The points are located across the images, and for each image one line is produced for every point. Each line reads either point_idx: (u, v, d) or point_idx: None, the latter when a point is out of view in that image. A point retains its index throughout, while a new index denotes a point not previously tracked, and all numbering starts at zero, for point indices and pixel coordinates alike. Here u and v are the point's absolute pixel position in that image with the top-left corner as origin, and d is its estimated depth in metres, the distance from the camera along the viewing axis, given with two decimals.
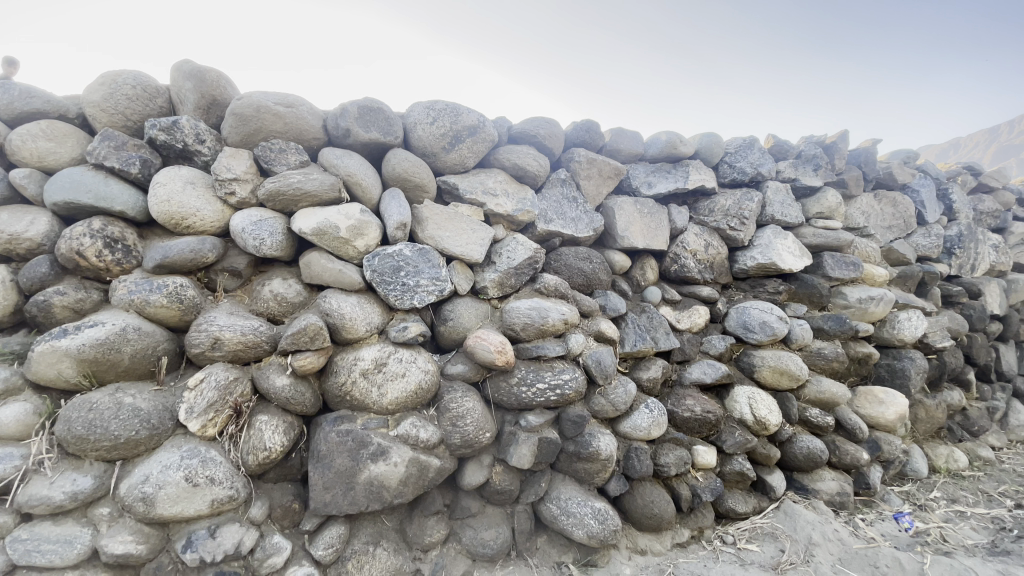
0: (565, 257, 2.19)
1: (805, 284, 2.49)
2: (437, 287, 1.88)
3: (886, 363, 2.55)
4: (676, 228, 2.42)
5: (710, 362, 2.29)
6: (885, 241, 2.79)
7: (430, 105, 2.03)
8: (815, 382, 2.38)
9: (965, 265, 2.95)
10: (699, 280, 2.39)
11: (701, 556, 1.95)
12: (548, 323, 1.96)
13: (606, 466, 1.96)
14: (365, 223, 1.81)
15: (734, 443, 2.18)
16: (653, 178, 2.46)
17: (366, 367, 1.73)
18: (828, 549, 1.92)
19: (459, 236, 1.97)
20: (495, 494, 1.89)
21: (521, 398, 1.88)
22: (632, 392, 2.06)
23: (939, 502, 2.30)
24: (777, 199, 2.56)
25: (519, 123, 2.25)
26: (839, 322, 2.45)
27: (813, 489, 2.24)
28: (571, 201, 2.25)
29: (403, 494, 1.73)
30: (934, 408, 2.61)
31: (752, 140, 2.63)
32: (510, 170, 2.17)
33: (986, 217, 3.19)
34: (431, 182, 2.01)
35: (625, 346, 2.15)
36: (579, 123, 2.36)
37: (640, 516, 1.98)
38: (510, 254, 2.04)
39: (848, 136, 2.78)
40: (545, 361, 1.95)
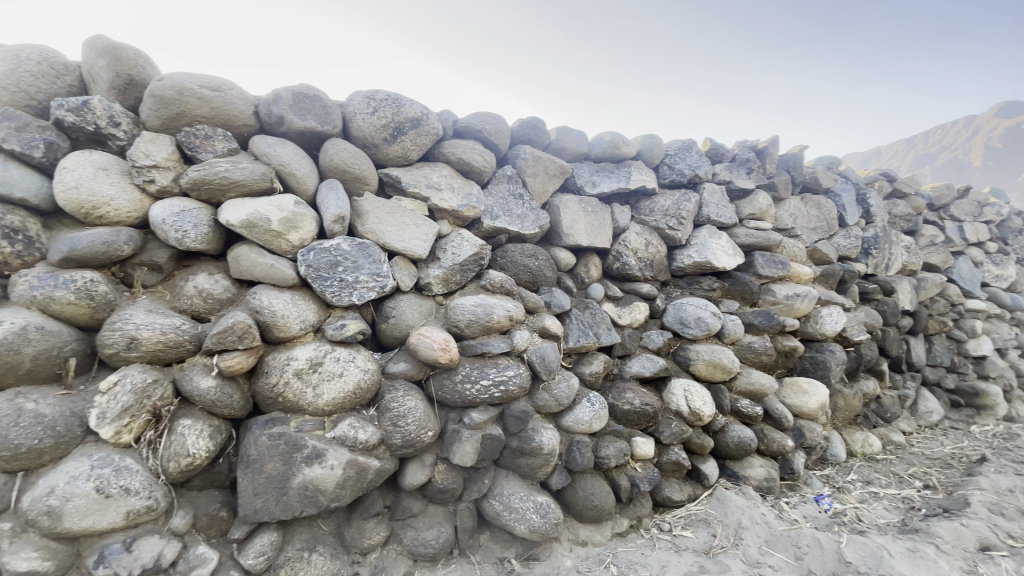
0: (511, 254, 2.18)
1: (737, 282, 2.62)
2: (378, 283, 1.82)
3: (810, 356, 2.73)
4: (619, 227, 2.48)
5: (649, 356, 2.36)
6: (811, 241, 2.97)
7: (370, 95, 1.96)
8: (746, 374, 2.51)
9: (881, 264, 3.19)
10: (640, 278, 2.46)
11: (639, 545, 2.01)
12: (493, 320, 1.94)
13: (548, 460, 1.98)
14: (299, 215, 1.74)
15: (670, 434, 2.26)
16: (597, 177, 2.50)
17: (300, 367, 1.65)
18: (756, 533, 2.02)
19: (400, 230, 1.92)
20: (437, 493, 1.86)
21: (465, 395, 1.86)
22: (575, 387, 2.09)
23: (855, 484, 2.48)
24: (713, 201, 2.67)
25: (464, 117, 2.21)
26: (768, 318, 2.58)
27: (743, 476, 2.36)
28: (517, 198, 2.24)
29: (340, 498, 1.67)
30: (851, 396, 2.82)
31: (691, 143, 2.73)
32: (455, 164, 2.13)
33: (899, 220, 3.46)
34: (372, 174, 1.94)
35: (569, 341, 2.17)
36: (525, 120, 2.36)
37: (581, 507, 2.02)
38: (455, 249, 2.01)
39: (779, 142, 2.94)
40: (489, 358, 1.94)
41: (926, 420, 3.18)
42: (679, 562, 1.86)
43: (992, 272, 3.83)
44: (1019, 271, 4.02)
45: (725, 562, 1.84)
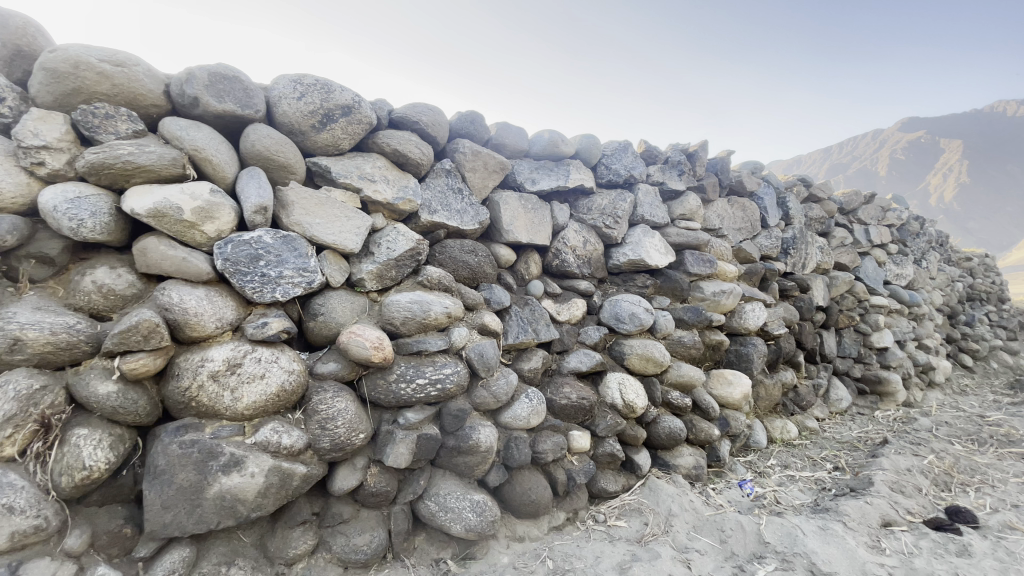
0: (449, 249, 2.13)
1: (669, 279, 2.73)
2: (305, 279, 1.72)
3: (735, 349, 2.89)
4: (557, 224, 2.50)
5: (586, 351, 2.40)
6: (736, 241, 3.13)
7: (296, 79, 1.86)
8: (677, 367, 2.61)
9: (798, 263, 3.43)
10: (577, 275, 2.49)
11: (574, 537, 2.03)
12: (430, 317, 1.89)
13: (485, 458, 1.96)
14: (215, 205, 1.61)
15: (605, 426, 2.31)
16: (537, 175, 2.49)
17: (217, 369, 1.53)
18: (685, 519, 2.10)
19: (330, 223, 1.83)
20: (370, 497, 1.78)
21: (399, 395, 1.80)
22: (513, 383, 2.08)
23: (775, 469, 2.65)
24: (647, 201, 2.76)
25: (400, 107, 2.13)
26: (696, 314, 2.72)
27: (674, 464, 2.46)
28: (456, 192, 2.18)
29: (262, 507, 1.57)
30: (771, 386, 3.01)
31: (626, 143, 2.80)
32: (390, 155, 2.04)
33: (815, 223, 3.73)
34: (299, 163, 1.84)
35: (508, 338, 2.16)
36: (464, 113, 2.31)
37: (518, 503, 2.02)
38: (390, 244, 1.93)
39: (708, 146, 3.08)
40: (425, 356, 1.89)
41: (837, 407, 3.46)
42: (613, 552, 1.90)
43: (894, 271, 4.22)
44: (915, 270, 4.45)
45: (656, 549, 1.90)
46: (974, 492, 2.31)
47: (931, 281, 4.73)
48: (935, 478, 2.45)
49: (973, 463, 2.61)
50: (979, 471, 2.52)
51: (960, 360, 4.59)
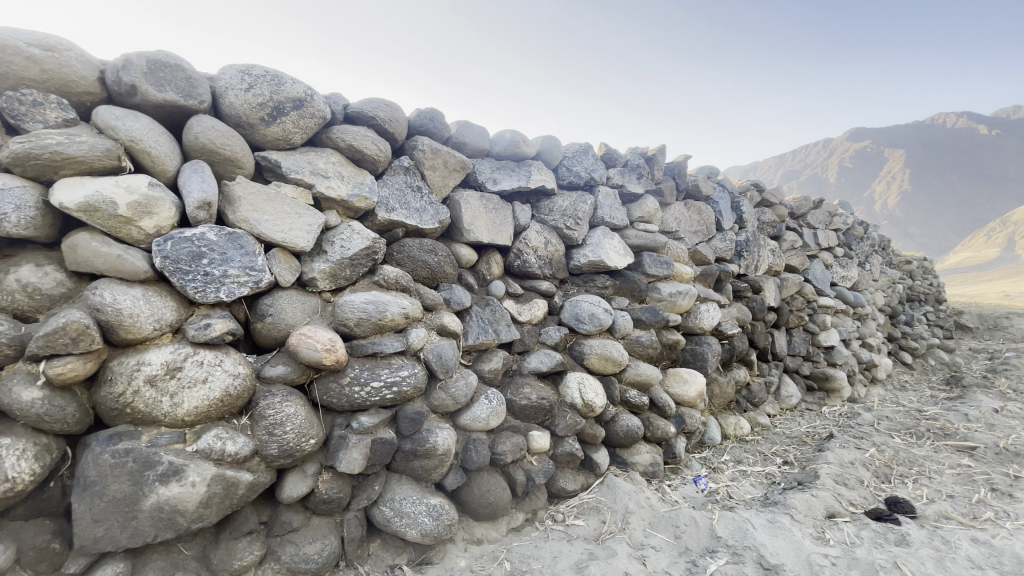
0: (407, 249, 2.08)
1: (627, 280, 2.79)
2: (252, 278, 1.65)
3: (691, 348, 2.96)
4: (519, 225, 2.49)
5: (546, 352, 2.41)
6: (693, 243, 3.22)
7: (244, 69, 1.79)
8: (635, 366, 2.66)
9: (752, 265, 3.55)
10: (538, 275, 2.50)
11: (533, 537, 2.02)
12: (386, 318, 1.85)
13: (443, 461, 1.93)
14: (154, 200, 1.52)
15: (565, 426, 2.32)
16: (498, 175, 2.47)
17: (154, 373, 1.45)
18: (641, 516, 2.14)
19: (280, 219, 1.76)
20: (321, 504, 1.71)
21: (353, 398, 1.75)
22: (472, 384, 2.06)
23: (728, 464, 2.73)
24: (606, 203, 2.79)
25: (356, 102, 2.07)
26: (653, 314, 2.78)
27: (631, 462, 2.50)
28: (415, 190, 2.14)
29: (204, 518, 1.49)
30: (725, 384, 3.11)
31: (587, 146, 2.83)
32: (345, 151, 1.99)
33: (767, 226, 3.87)
34: (247, 157, 1.76)
35: (468, 339, 2.14)
36: (423, 110, 2.26)
37: (476, 506, 2.00)
38: (344, 242, 1.88)
39: (665, 150, 3.15)
40: (381, 358, 1.84)
41: (787, 403, 3.60)
42: (571, 551, 1.90)
43: (840, 273, 4.43)
44: (860, 273, 4.68)
45: (613, 546, 1.92)
46: (911, 483, 2.44)
47: (874, 283, 5.00)
48: (875, 470, 2.59)
49: (910, 455, 2.76)
50: (915, 462, 2.67)
51: (900, 358, 4.87)
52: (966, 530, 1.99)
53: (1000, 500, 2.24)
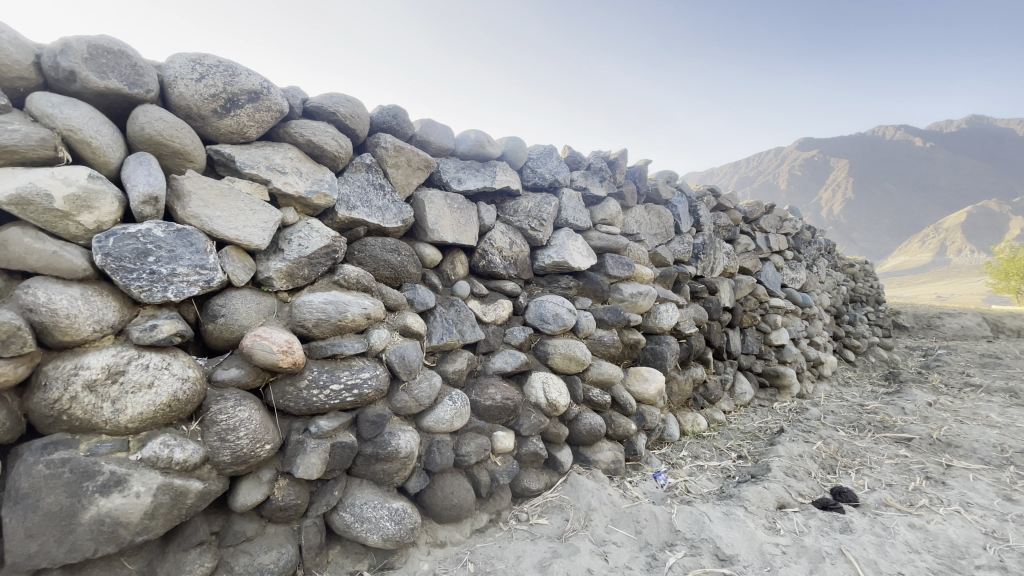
0: (369, 248, 2.04)
1: (591, 280, 2.83)
2: (202, 277, 1.57)
3: (651, 347, 3.03)
4: (484, 225, 2.48)
5: (511, 352, 2.41)
6: (654, 246, 3.30)
7: (195, 58, 1.71)
8: (597, 365, 2.70)
9: (709, 267, 3.67)
10: (503, 276, 2.49)
11: (497, 538, 2.01)
12: (346, 319, 1.81)
13: (406, 464, 1.89)
14: (95, 193, 1.43)
15: (529, 426, 2.33)
16: (463, 175, 2.44)
17: (94, 378, 1.36)
18: (603, 513, 2.17)
19: (233, 216, 1.69)
20: (277, 512, 1.65)
21: (311, 401, 1.70)
22: (436, 385, 2.04)
23: (686, 460, 2.81)
24: (570, 205, 2.83)
25: (315, 97, 2.01)
26: (615, 314, 2.83)
27: (594, 460, 2.53)
28: (377, 188, 2.09)
29: (149, 530, 1.40)
30: (683, 382, 3.20)
31: (551, 148, 2.85)
32: (304, 147, 1.92)
33: (723, 230, 4.01)
34: (198, 150, 1.68)
35: (432, 340, 2.11)
36: (386, 107, 2.22)
37: (439, 508, 1.97)
38: (302, 240, 1.82)
39: (627, 154, 3.21)
40: (341, 360, 1.80)
41: (741, 400, 3.74)
42: (534, 550, 1.91)
43: (790, 275, 4.64)
44: (808, 275, 4.92)
45: (576, 544, 1.94)
46: (854, 474, 2.59)
47: (821, 285, 5.26)
48: (822, 462, 2.72)
49: (853, 447, 2.93)
50: (858, 454, 2.83)
51: (844, 355, 5.15)
52: (904, 516, 2.12)
53: (933, 487, 2.40)
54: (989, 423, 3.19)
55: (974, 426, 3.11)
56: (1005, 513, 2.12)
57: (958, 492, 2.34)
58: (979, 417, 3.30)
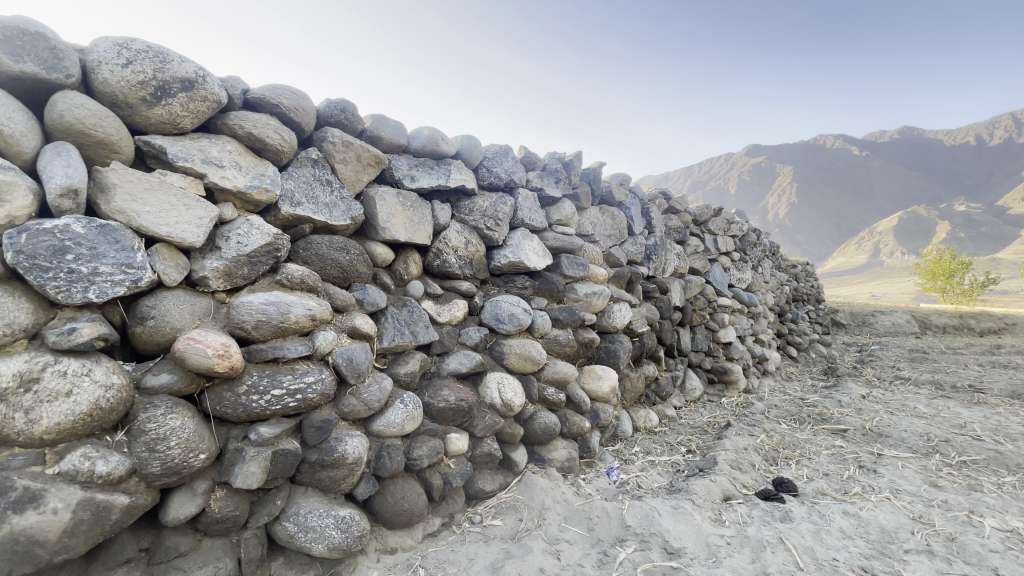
0: (315, 246, 1.96)
1: (547, 281, 2.85)
2: (129, 277, 1.47)
3: (605, 346, 3.09)
4: (439, 224, 2.44)
5: (465, 352, 2.39)
6: (608, 247, 3.36)
7: (122, 43, 1.60)
8: (552, 364, 2.72)
9: (661, 267, 3.76)
10: (458, 275, 2.46)
11: (449, 541, 1.98)
12: (289, 321, 1.73)
13: (354, 470, 1.83)
14: (7, 184, 1.32)
15: (483, 427, 2.31)
16: (416, 172, 2.38)
17: (4, 386, 1.25)
18: (556, 511, 2.18)
19: (164, 211, 1.58)
20: (214, 524, 1.56)
21: (250, 408, 1.62)
22: (386, 388, 1.99)
23: (638, 456, 2.87)
24: (526, 205, 2.83)
25: (257, 88, 1.92)
26: (570, 313, 2.87)
27: (548, 459, 2.55)
28: (324, 184, 2.01)
29: (68, 549, 1.30)
30: (636, 379, 3.27)
31: (507, 148, 2.84)
32: (244, 139, 1.83)
33: (674, 232, 4.13)
34: (125, 141, 1.57)
35: (382, 341, 2.06)
36: (334, 101, 2.15)
37: (389, 514, 1.92)
38: (241, 238, 1.73)
39: (582, 156, 3.25)
40: (284, 363, 1.72)
41: (691, 395, 3.87)
42: (487, 552, 1.90)
43: (738, 275, 4.84)
44: (753, 275, 5.15)
45: (528, 543, 1.94)
46: (794, 464, 2.72)
47: (766, 285, 5.51)
48: (765, 454, 2.85)
49: (794, 439, 3.08)
50: (798, 445, 2.98)
51: (787, 351, 5.41)
52: (839, 504, 2.25)
53: (866, 475, 2.56)
54: (915, 414, 3.43)
55: (903, 417, 3.34)
56: (930, 499, 2.28)
57: (888, 479, 2.50)
58: (907, 408, 3.55)
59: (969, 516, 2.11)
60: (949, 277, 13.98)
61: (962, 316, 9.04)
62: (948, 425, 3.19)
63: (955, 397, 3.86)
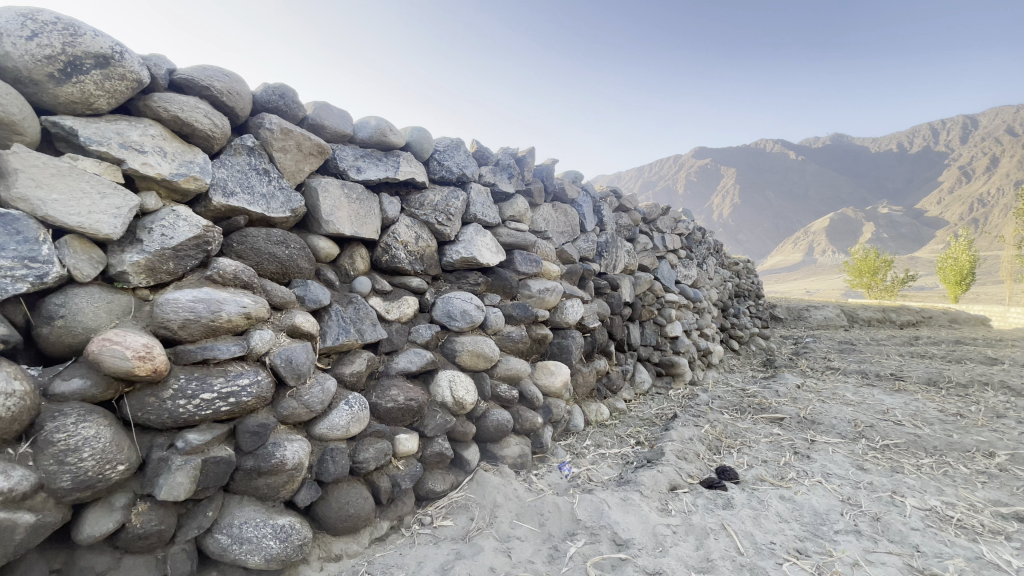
0: (252, 239, 1.85)
1: (500, 277, 2.82)
2: (33, 272, 1.33)
3: (557, 342, 3.11)
4: (387, 218, 2.36)
5: (416, 350, 2.33)
6: (560, 243, 3.37)
7: (26, 13, 1.46)
8: (505, 361, 2.70)
9: (611, 264, 3.83)
10: (408, 271, 2.40)
11: (398, 545, 1.93)
12: (221, 319, 1.62)
13: (294, 476, 1.74)
14: None
15: (434, 426, 2.26)
16: (363, 163, 2.29)
17: None
18: (508, 508, 2.17)
19: (75, 200, 1.44)
20: (136, 541, 1.45)
21: (177, 413, 1.50)
22: (330, 389, 1.90)
23: (589, 449, 2.91)
24: (478, 200, 2.78)
25: (184, 68, 1.78)
26: (523, 310, 2.86)
27: (501, 456, 2.54)
28: (260, 173, 1.90)
29: None
30: (588, 374, 3.32)
31: (458, 141, 2.78)
32: (170, 123, 1.70)
33: (624, 229, 4.20)
34: (29, 121, 1.42)
35: (326, 340, 1.97)
36: (272, 86, 2.03)
37: (333, 520, 1.84)
38: (166, 230, 1.60)
39: (534, 152, 3.25)
40: (215, 365, 1.61)
41: (641, 388, 3.97)
42: (437, 554, 1.86)
43: (684, 272, 5.00)
44: (699, 272, 5.34)
45: (479, 543, 1.92)
46: (736, 452, 2.84)
47: (711, 281, 5.74)
48: (709, 443, 2.96)
49: (736, 428, 3.22)
50: (739, 434, 3.11)
51: (730, 345, 5.67)
52: (776, 489, 2.37)
53: (801, 461, 2.71)
54: (844, 401, 3.67)
55: (833, 405, 3.57)
56: (857, 481, 2.44)
57: (820, 464, 2.66)
58: (837, 397, 3.79)
59: (892, 497, 2.28)
60: (874, 275, 15.10)
61: (884, 310, 9.80)
62: (872, 411, 3.44)
63: (879, 385, 4.17)
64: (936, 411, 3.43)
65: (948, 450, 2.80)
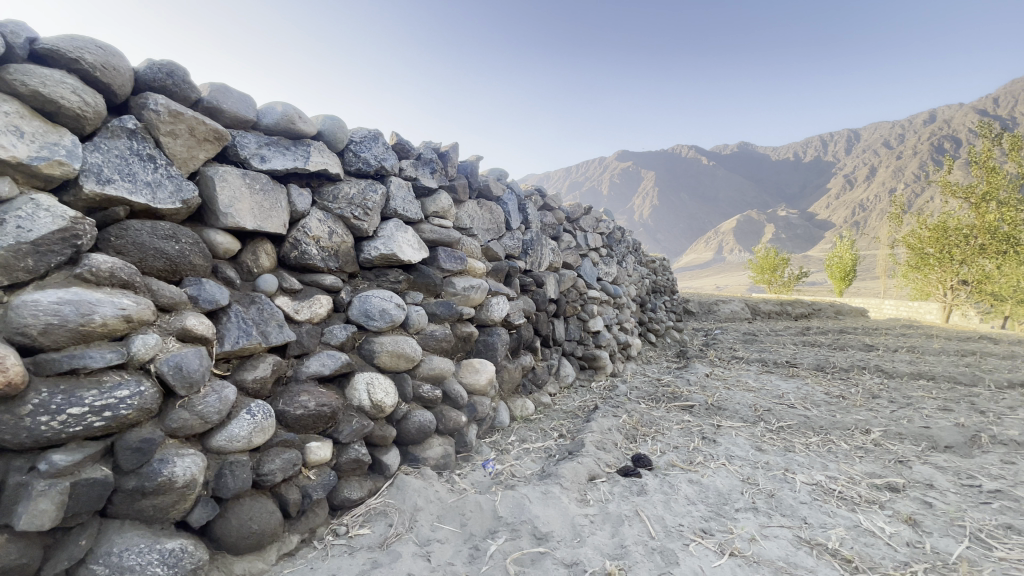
0: (133, 233, 1.66)
1: (422, 275, 2.76)
2: None
3: (481, 339, 3.10)
4: (297, 212, 2.22)
5: (329, 353, 2.21)
6: (485, 240, 3.36)
7: None
8: (427, 360, 2.65)
9: (536, 261, 3.88)
10: (320, 268, 2.27)
11: (309, 559, 1.83)
12: (94, 324, 1.44)
13: (187, 494, 1.58)
14: None
15: (350, 432, 2.17)
16: (267, 152, 2.13)
17: None
18: (429, 511, 2.13)
19: None
20: None
21: (37, 431, 1.32)
22: (229, 398, 1.75)
23: (514, 445, 2.94)
24: (399, 194, 2.69)
25: (48, 37, 1.56)
26: (446, 308, 2.82)
27: (422, 458, 2.48)
28: (143, 159, 1.70)
29: None
30: (513, 370, 3.34)
31: (376, 133, 2.67)
32: (30, 99, 1.48)
33: (548, 227, 4.28)
34: None
35: (225, 344, 1.82)
36: (159, 63, 1.83)
37: (234, 539, 1.70)
38: (22, 221, 1.40)
39: (457, 147, 3.20)
40: (86, 375, 1.43)
41: (565, 382, 4.07)
42: (351, 565, 1.78)
43: (605, 269, 5.19)
44: (619, 269, 5.58)
45: (397, 549, 1.87)
46: (650, 440, 3.00)
47: (630, 278, 6.01)
48: (626, 432, 3.10)
49: (651, 417, 3.39)
50: (654, 422, 3.28)
51: (648, 338, 5.98)
52: (685, 473, 2.53)
53: (708, 445, 2.92)
54: (747, 388, 4.00)
55: (737, 392, 3.87)
56: (756, 461, 2.67)
57: (724, 447, 2.87)
58: (741, 384, 4.12)
59: (785, 474, 2.51)
60: (773, 271, 16.61)
61: (782, 303, 10.81)
62: (770, 396, 3.78)
63: (776, 372, 4.59)
64: (823, 394, 3.84)
65: (832, 429, 3.14)
